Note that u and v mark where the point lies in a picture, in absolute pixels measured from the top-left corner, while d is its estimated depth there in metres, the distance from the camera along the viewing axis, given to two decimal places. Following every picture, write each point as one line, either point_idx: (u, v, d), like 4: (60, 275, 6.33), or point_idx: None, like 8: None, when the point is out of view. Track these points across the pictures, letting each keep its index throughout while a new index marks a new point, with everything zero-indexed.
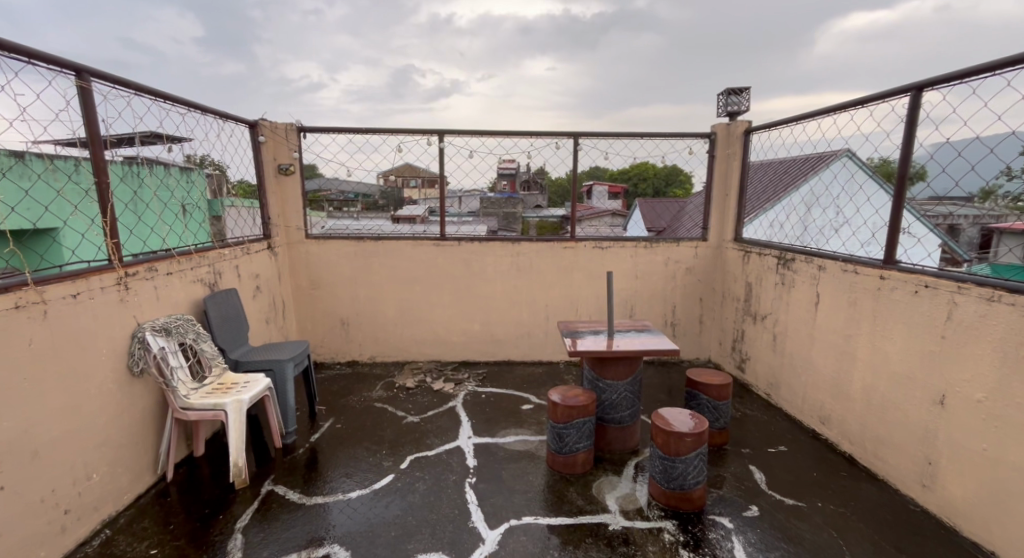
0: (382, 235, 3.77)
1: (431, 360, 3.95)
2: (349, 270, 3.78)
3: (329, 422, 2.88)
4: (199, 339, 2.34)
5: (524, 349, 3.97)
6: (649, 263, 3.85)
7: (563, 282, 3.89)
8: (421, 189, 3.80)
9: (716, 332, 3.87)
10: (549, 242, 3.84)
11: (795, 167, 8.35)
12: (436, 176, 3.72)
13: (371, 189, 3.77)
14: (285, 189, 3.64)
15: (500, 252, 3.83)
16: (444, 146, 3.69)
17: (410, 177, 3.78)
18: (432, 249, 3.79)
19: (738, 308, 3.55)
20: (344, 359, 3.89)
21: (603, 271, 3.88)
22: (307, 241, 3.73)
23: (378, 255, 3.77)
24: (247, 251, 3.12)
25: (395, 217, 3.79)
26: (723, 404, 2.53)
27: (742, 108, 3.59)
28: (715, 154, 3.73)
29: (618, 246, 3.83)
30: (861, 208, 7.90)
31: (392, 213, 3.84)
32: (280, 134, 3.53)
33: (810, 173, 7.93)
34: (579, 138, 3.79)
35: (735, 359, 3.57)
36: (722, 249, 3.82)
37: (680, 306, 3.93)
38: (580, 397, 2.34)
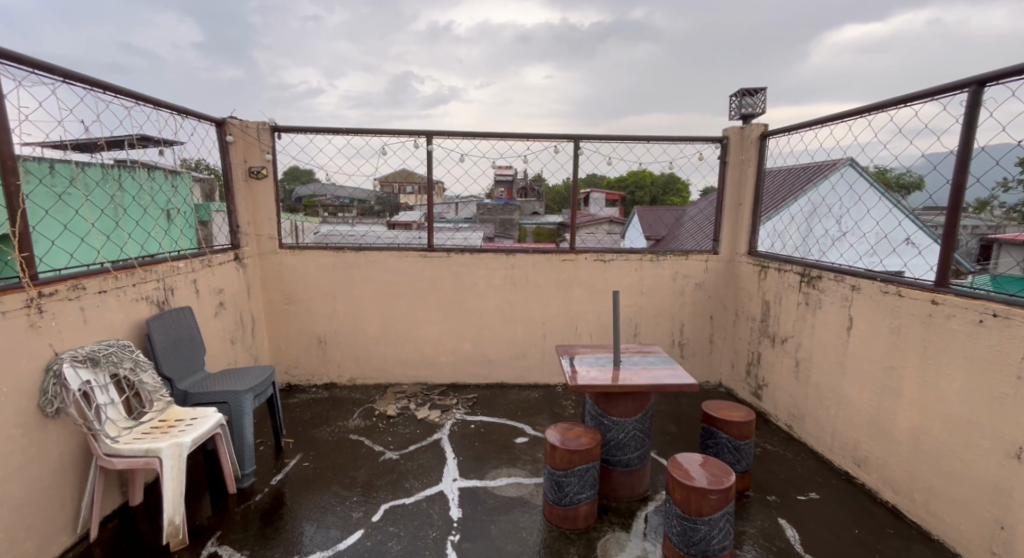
0: (364, 245, 3.45)
1: (417, 383, 3.61)
2: (327, 283, 3.45)
3: (297, 458, 2.54)
4: (138, 369, 2.01)
5: (518, 370, 3.64)
6: (655, 278, 3.55)
7: (561, 297, 3.58)
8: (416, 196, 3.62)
9: (728, 354, 3.55)
10: (546, 255, 3.52)
11: (795, 175, 8.09)
12: (426, 182, 3.42)
13: (368, 195, 3.60)
14: (257, 194, 3.30)
15: (492, 265, 3.51)
16: (433, 149, 3.40)
17: (405, 183, 3.60)
18: (419, 261, 3.46)
19: (754, 329, 3.23)
20: (321, 381, 3.55)
21: (604, 286, 3.57)
22: (280, 251, 3.39)
23: (359, 267, 3.44)
24: (210, 263, 2.80)
25: (390, 224, 3.69)
26: (745, 445, 2.21)
27: (758, 109, 3.30)
28: (729, 160, 3.43)
29: (622, 258, 3.53)
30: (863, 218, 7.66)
31: (388, 221, 3.73)
32: (251, 134, 3.20)
33: (812, 182, 7.70)
34: (580, 141, 3.49)
35: (750, 385, 3.26)
36: (735, 262, 3.51)
37: (688, 325, 3.61)
38: (582, 439, 2.02)
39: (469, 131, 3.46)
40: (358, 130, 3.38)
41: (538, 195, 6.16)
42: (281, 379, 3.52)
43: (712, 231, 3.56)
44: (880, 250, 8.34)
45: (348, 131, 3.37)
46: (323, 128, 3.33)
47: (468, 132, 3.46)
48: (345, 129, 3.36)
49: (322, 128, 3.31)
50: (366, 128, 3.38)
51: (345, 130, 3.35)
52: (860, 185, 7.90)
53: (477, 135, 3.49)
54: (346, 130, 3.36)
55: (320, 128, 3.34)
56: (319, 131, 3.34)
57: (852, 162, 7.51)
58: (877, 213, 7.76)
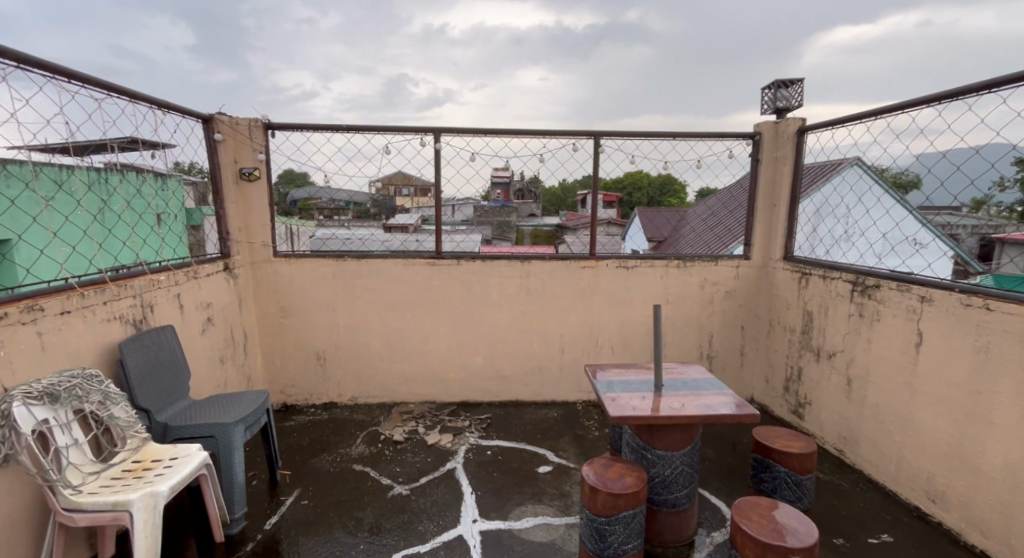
0: (366, 252, 3.18)
1: (425, 402, 3.33)
2: (326, 294, 3.17)
3: (294, 495, 2.25)
4: (107, 403, 1.71)
5: (534, 387, 3.37)
6: (681, 286, 3.29)
7: (580, 307, 3.31)
8: (413, 198, 3.49)
9: (761, 367, 3.29)
10: (565, 261, 3.25)
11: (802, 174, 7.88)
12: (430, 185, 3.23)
13: (366, 200, 3.31)
14: (249, 198, 3.00)
15: (507, 273, 3.24)
16: (442, 148, 3.15)
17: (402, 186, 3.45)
18: (428, 269, 3.18)
19: (793, 341, 2.97)
20: (320, 401, 3.26)
21: (626, 295, 3.31)
22: (275, 260, 3.10)
23: (362, 276, 3.16)
24: (196, 275, 2.49)
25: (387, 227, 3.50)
26: (807, 480, 1.93)
27: (794, 102, 3.05)
28: (762, 158, 3.17)
29: (646, 265, 3.27)
30: (869, 217, 7.47)
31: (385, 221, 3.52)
32: (242, 132, 2.91)
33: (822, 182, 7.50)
34: (601, 138, 3.24)
35: (788, 402, 2.99)
36: (769, 269, 3.25)
37: (716, 336, 3.35)
38: (627, 479, 1.74)
39: (480, 128, 3.20)
40: (361, 127, 3.12)
41: (537, 197, 5.87)
42: (276, 399, 3.22)
43: (744, 235, 3.30)
44: (889, 252, 8.16)
45: (349, 129, 3.10)
46: (323, 125, 3.06)
47: (479, 129, 3.21)
48: (346, 126, 3.09)
49: (321, 124, 3.04)
50: (368, 125, 3.11)
51: (346, 127, 3.08)
52: (870, 185, 7.71)
53: (490, 132, 3.24)
54: (347, 127, 3.09)
55: (319, 125, 3.06)
56: (318, 128, 3.07)
57: (862, 161, 7.31)
58: (883, 213, 7.57)
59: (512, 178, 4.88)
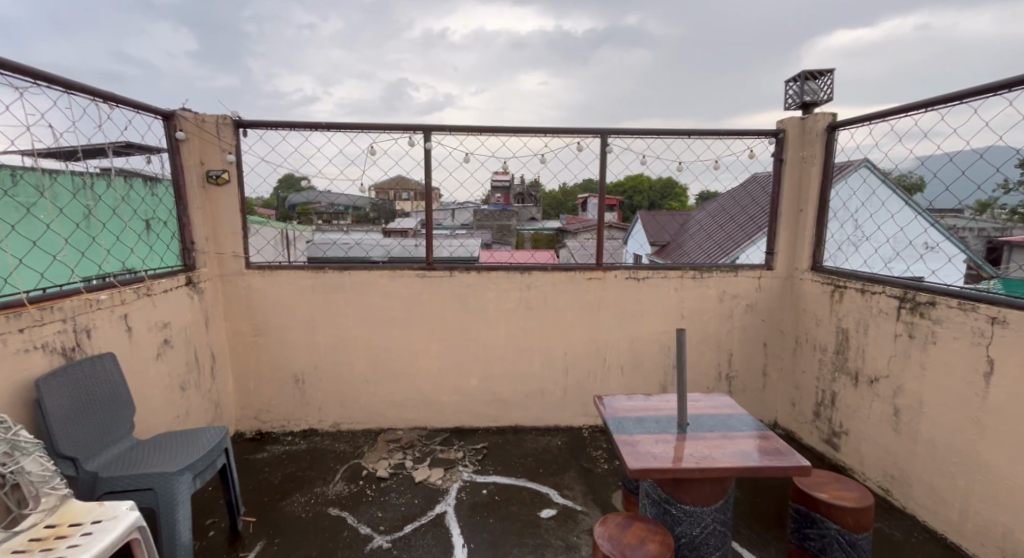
0: (349, 263, 2.88)
1: (415, 428, 3.02)
2: (305, 310, 2.86)
3: (257, 550, 1.94)
4: (14, 456, 1.41)
5: (535, 411, 3.06)
6: (697, 299, 2.99)
7: (586, 322, 3.00)
8: (412, 204, 3.33)
9: (785, 389, 2.98)
10: (569, 271, 2.95)
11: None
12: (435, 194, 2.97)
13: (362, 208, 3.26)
14: (217, 204, 2.69)
15: (505, 286, 2.94)
16: (432, 148, 2.86)
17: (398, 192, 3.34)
18: (418, 281, 2.88)
19: (824, 362, 2.65)
20: (298, 427, 2.95)
21: (636, 310, 3.00)
22: (247, 272, 2.79)
23: (345, 290, 2.86)
24: (150, 292, 2.19)
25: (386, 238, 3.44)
26: (862, 539, 1.62)
27: (821, 96, 2.76)
28: (787, 157, 2.86)
29: (658, 276, 2.97)
30: (879, 221, 7.18)
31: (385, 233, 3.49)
32: (209, 131, 2.61)
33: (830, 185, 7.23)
34: (608, 136, 2.94)
35: (819, 430, 2.68)
36: (794, 280, 2.94)
37: (735, 354, 3.04)
38: (649, 545, 1.43)
39: (474, 126, 2.91)
40: (342, 126, 2.82)
41: (535, 200, 5.53)
42: (250, 426, 2.91)
43: (766, 242, 2.99)
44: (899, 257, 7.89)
45: (329, 127, 2.81)
46: (300, 123, 2.77)
47: (474, 127, 2.92)
48: (326, 124, 2.79)
49: (298, 122, 2.75)
50: (351, 123, 2.82)
51: (326, 125, 2.79)
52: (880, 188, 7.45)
53: (485, 131, 2.95)
54: (327, 126, 2.80)
55: (296, 122, 2.77)
56: (295, 127, 2.78)
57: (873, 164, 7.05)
58: (894, 217, 7.28)
59: (510, 183, 4.58)
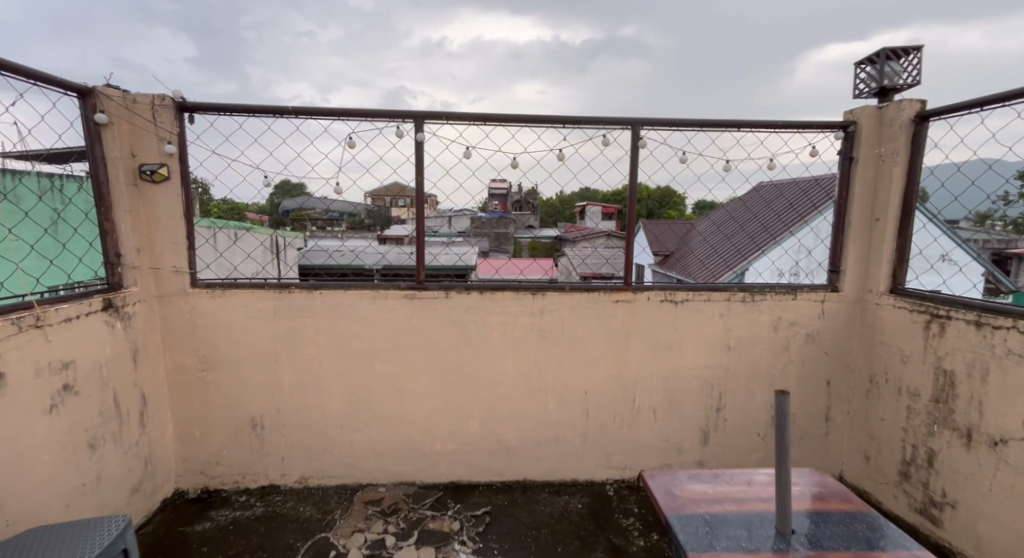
0: (322, 282, 2.34)
1: (400, 483, 2.47)
2: (267, 339, 2.31)
3: None
4: None
5: (547, 462, 2.53)
6: (746, 327, 2.47)
7: (610, 355, 2.47)
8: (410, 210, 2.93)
9: (852, 438, 2.45)
10: (591, 292, 2.42)
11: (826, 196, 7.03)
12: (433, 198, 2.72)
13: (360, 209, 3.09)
14: (152, 208, 2.12)
15: (513, 310, 2.42)
16: (424, 140, 2.33)
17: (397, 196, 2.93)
18: (406, 304, 2.36)
19: (914, 411, 2.12)
20: (256, 483, 2.39)
21: (673, 339, 2.47)
22: (192, 293, 2.23)
23: (316, 315, 2.33)
24: (43, 324, 1.64)
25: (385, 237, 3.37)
26: None
27: (902, 80, 2.25)
28: (859, 155, 2.34)
29: (699, 299, 2.45)
30: None
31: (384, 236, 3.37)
32: (143, 115, 2.06)
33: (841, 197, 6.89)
34: (640, 127, 2.41)
35: (907, 497, 2.14)
36: (866, 306, 2.40)
37: (792, 395, 2.50)
38: None
39: (475, 114, 2.38)
40: (315, 113, 2.29)
41: (532, 207, 5.00)
42: (194, 483, 2.34)
43: (829, 258, 2.45)
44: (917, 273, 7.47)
45: (298, 114, 2.28)
46: (261, 108, 2.24)
47: (475, 116, 2.39)
48: (295, 109, 2.26)
49: (258, 106, 2.22)
50: (326, 110, 2.29)
51: (294, 111, 2.25)
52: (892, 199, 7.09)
53: (490, 120, 2.41)
54: (296, 113, 2.27)
55: (257, 106, 2.24)
56: (256, 113, 2.25)
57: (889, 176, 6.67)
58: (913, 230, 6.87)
59: (509, 188, 4.03)
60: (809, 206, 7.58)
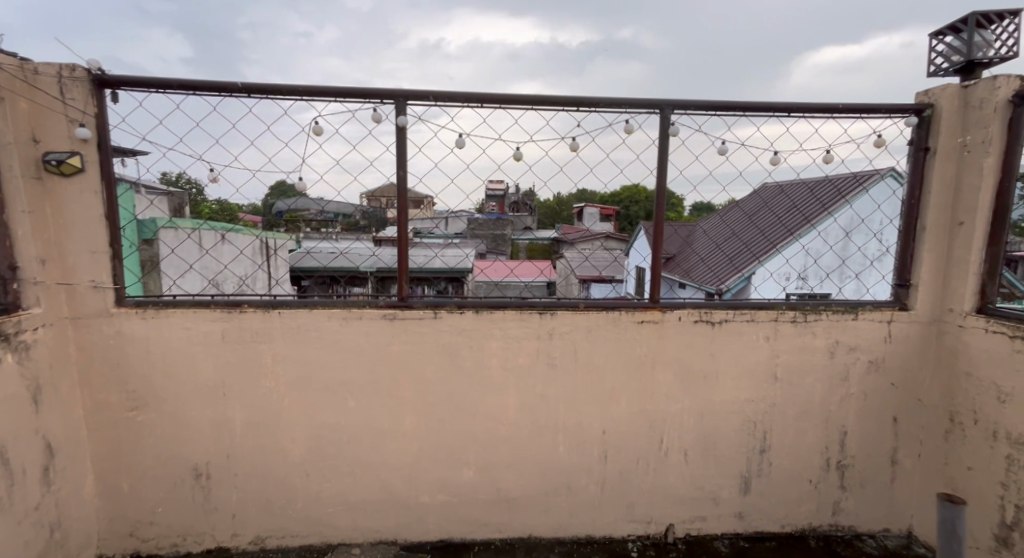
0: (281, 300, 1.90)
1: (378, 542, 2.05)
2: (212, 372, 1.87)
3: None
4: None
5: (556, 515, 2.11)
6: (797, 354, 2.05)
7: (631, 387, 2.06)
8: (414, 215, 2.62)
9: (924, 486, 2.04)
10: (610, 312, 2.01)
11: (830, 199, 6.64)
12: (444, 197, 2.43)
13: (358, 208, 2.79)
14: (62, 208, 1.69)
15: (515, 333, 2.00)
16: (407, 126, 1.90)
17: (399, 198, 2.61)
18: (386, 327, 1.95)
19: (1017, 462, 1.70)
20: (200, 546, 1.96)
21: (707, 368, 2.06)
22: (115, 315, 1.79)
23: (275, 340, 1.90)
24: None
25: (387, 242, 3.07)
26: None
27: (994, 51, 1.83)
28: (936, 145, 1.93)
29: (739, 320, 2.03)
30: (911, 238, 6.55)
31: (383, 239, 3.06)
32: (48, 90, 1.64)
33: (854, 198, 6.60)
34: (671, 111, 1.99)
35: None
36: (942, 327, 1.98)
37: (851, 434, 2.08)
38: None
39: (468, 94, 1.95)
40: (271, 92, 1.85)
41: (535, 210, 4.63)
42: (122, 547, 1.91)
43: (895, 269, 2.04)
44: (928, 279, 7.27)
45: (250, 92, 1.84)
46: (202, 84, 1.80)
47: (468, 97, 1.95)
48: (245, 86, 1.82)
49: (199, 82, 1.79)
50: (283, 87, 1.85)
51: (245, 88, 1.82)
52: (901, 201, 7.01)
53: (489, 102, 1.98)
54: (247, 91, 1.83)
55: (196, 82, 1.79)
56: (197, 90, 1.81)
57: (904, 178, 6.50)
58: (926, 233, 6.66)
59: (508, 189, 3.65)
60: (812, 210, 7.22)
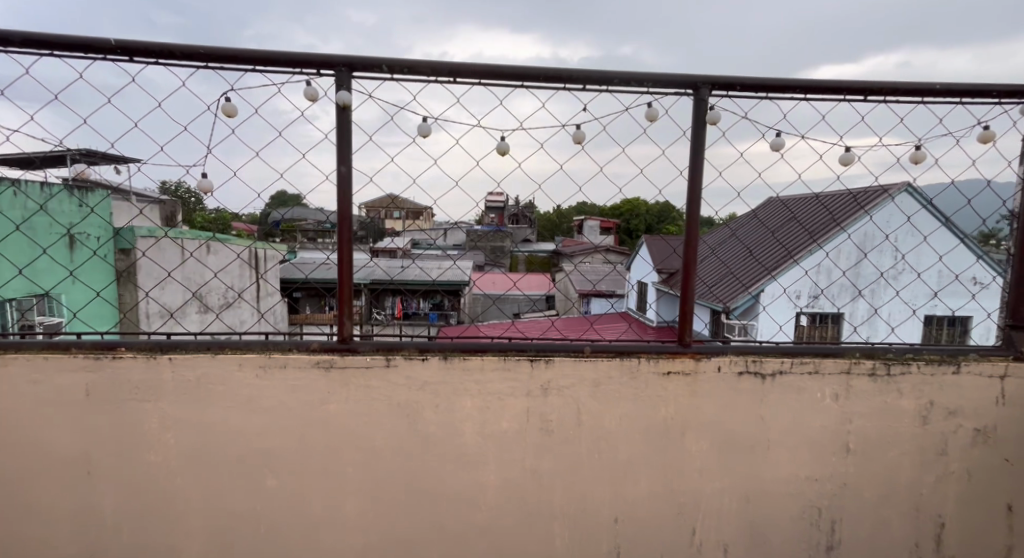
0: (173, 340, 1.40)
1: None
2: (75, 440, 1.36)
3: None
4: None
5: None
6: (877, 419, 1.52)
7: (652, 459, 1.54)
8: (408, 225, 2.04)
9: None
10: (623, 359, 1.52)
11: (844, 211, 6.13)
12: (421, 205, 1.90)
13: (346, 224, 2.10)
14: None
15: (497, 388, 1.49)
16: (349, 105, 1.40)
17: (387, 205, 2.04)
18: (322, 380, 1.44)
19: None
20: None
21: (754, 437, 1.54)
22: None
23: (164, 398, 1.38)
24: None
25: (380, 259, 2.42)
26: None
27: None
28: None
29: (798, 372, 1.52)
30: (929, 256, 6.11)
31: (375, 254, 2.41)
32: None
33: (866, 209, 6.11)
34: (708, 91, 1.49)
35: None
36: None
37: (949, 527, 1.55)
38: None
39: (434, 63, 1.44)
40: (161, 54, 1.36)
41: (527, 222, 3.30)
42: None
43: (1007, 304, 1.52)
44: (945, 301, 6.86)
45: (131, 55, 1.35)
46: (61, 40, 1.31)
47: (434, 68, 1.44)
48: (122, 45, 1.33)
49: (55, 39, 1.30)
50: (176, 46, 1.35)
51: (122, 48, 1.33)
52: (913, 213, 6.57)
53: (463, 75, 1.47)
54: (125, 52, 1.34)
55: (53, 37, 1.31)
56: (54, 50, 1.33)
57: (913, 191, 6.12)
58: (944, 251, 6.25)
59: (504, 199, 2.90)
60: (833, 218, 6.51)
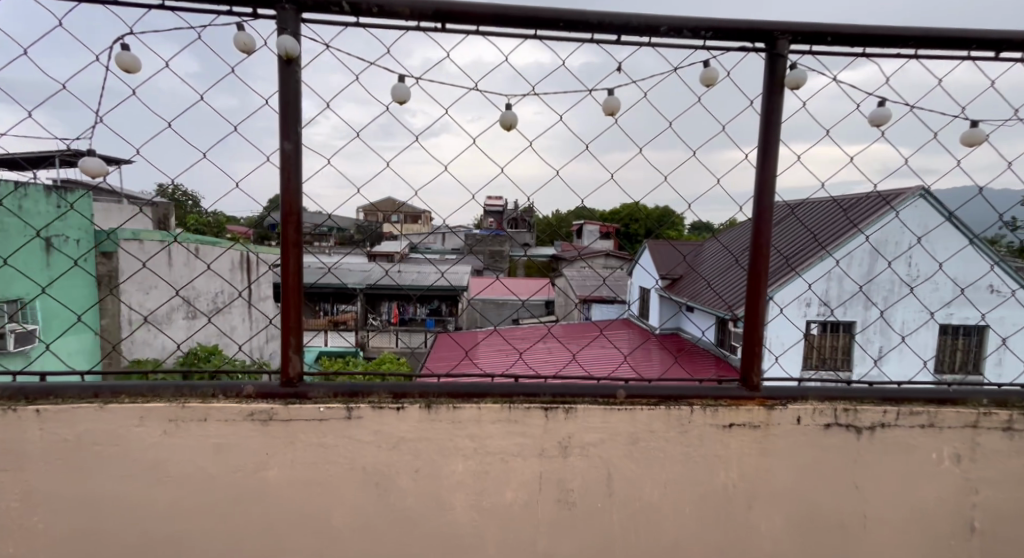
0: (48, 382, 1.00)
1: None
2: None
3: None
4: None
5: None
6: (1011, 488, 1.14)
7: (708, 540, 1.15)
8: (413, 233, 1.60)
9: None
10: (668, 407, 1.12)
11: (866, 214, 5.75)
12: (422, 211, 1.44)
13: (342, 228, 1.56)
14: None
15: (499, 446, 1.10)
16: (294, 54, 1.00)
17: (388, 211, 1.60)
18: (256, 439, 1.04)
19: None
20: None
21: (847, 513, 1.14)
22: None
23: (32, 464, 0.98)
24: None
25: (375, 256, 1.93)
26: None
27: None
28: None
29: (909, 426, 1.13)
30: None
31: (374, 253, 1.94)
32: None
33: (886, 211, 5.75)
34: (788, 43, 1.09)
35: None
36: None
37: None
38: None
39: (415, 1, 1.04)
40: None
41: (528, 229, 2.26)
42: None
43: None
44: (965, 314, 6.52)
45: None
46: None
47: (415, 7, 1.05)
48: None
49: None
50: None
51: None
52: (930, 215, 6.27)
53: (455, 18, 1.07)
54: None
55: None
56: None
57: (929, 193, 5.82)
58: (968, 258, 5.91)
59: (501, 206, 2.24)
60: (892, 197, 5.82)
